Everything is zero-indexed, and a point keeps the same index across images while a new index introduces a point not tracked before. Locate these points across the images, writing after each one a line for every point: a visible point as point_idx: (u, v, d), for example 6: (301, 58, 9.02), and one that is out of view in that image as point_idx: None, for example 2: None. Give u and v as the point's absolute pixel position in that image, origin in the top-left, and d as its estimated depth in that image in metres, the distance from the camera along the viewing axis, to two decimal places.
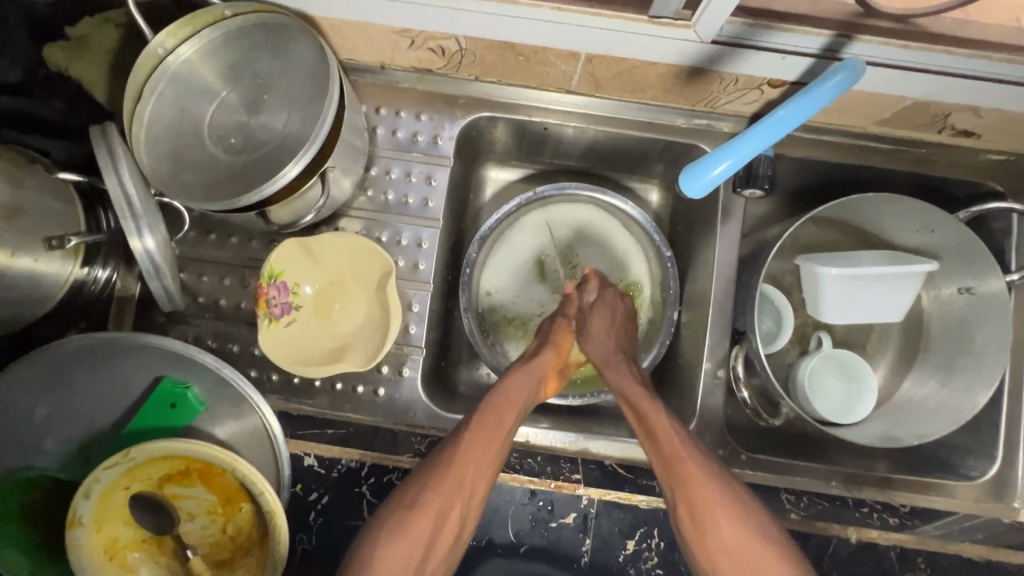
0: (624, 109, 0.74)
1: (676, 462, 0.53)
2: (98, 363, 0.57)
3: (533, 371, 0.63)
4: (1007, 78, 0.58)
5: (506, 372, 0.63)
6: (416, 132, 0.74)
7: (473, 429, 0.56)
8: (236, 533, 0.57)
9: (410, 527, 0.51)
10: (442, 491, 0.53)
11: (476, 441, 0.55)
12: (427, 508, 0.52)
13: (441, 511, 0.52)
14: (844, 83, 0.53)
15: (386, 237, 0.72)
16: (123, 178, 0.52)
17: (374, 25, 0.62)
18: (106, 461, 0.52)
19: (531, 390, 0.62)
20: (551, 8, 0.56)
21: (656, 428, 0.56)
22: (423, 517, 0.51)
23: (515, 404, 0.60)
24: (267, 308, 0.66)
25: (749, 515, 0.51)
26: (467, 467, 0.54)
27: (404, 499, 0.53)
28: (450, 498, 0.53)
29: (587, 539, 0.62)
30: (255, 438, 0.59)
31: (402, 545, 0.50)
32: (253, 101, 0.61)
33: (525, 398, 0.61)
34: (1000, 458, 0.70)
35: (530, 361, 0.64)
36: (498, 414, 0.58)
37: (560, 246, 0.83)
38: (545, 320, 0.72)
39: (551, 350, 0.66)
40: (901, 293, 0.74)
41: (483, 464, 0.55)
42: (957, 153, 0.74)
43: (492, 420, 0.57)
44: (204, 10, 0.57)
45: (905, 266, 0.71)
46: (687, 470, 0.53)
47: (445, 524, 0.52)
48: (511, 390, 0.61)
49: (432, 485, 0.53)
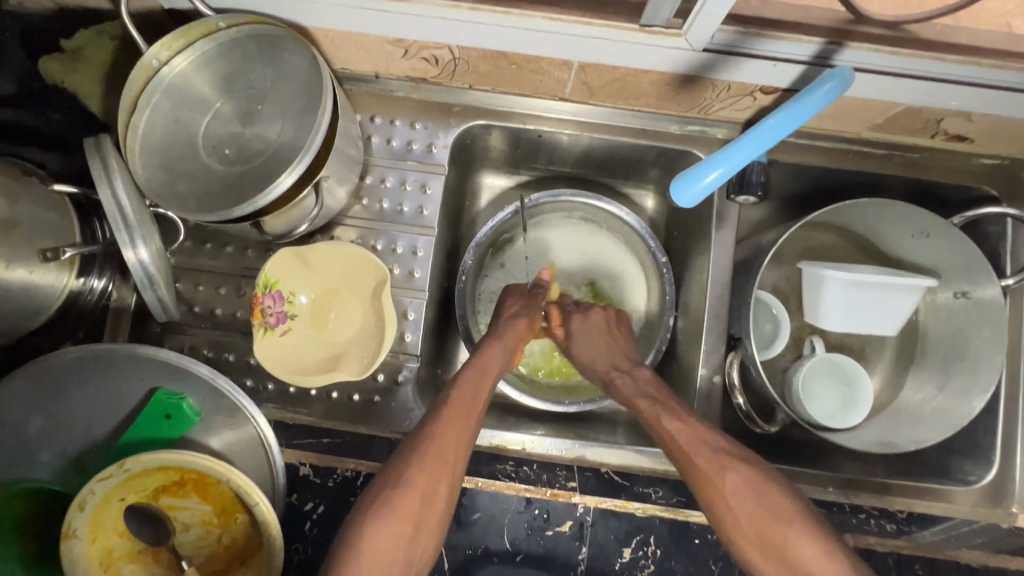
0: (617, 116, 0.74)
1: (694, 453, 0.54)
2: (93, 374, 0.57)
3: (506, 345, 0.67)
4: (999, 84, 0.58)
5: (479, 348, 0.66)
6: (410, 140, 0.74)
7: (449, 404, 0.58)
8: (230, 543, 0.57)
9: (396, 506, 0.51)
10: (426, 465, 0.53)
11: (452, 413, 0.57)
12: (411, 486, 0.52)
13: (426, 485, 0.52)
14: (834, 91, 0.53)
15: (382, 245, 0.72)
16: (117, 190, 0.52)
17: (368, 35, 0.62)
18: (101, 473, 0.53)
19: (500, 359, 0.65)
20: (544, 17, 0.56)
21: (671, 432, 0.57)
22: (409, 494, 0.51)
23: (486, 373, 0.63)
24: (263, 318, 0.65)
25: (763, 493, 0.51)
26: (448, 441, 0.55)
27: (387, 481, 0.53)
28: (433, 471, 0.53)
29: (584, 547, 0.62)
30: (250, 448, 0.58)
31: (389, 524, 0.50)
32: (248, 112, 0.61)
33: (494, 367, 0.64)
34: (997, 462, 0.70)
35: (499, 335, 0.68)
36: (472, 385, 0.61)
37: (559, 253, 0.83)
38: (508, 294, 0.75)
39: (523, 321, 0.70)
40: (903, 306, 0.73)
41: (461, 430, 0.56)
42: (952, 157, 0.74)
43: (467, 393, 0.59)
44: (198, 23, 0.57)
45: (907, 278, 0.70)
46: (705, 460, 0.54)
47: (433, 497, 0.52)
48: (484, 361, 0.64)
49: (415, 461, 0.53)
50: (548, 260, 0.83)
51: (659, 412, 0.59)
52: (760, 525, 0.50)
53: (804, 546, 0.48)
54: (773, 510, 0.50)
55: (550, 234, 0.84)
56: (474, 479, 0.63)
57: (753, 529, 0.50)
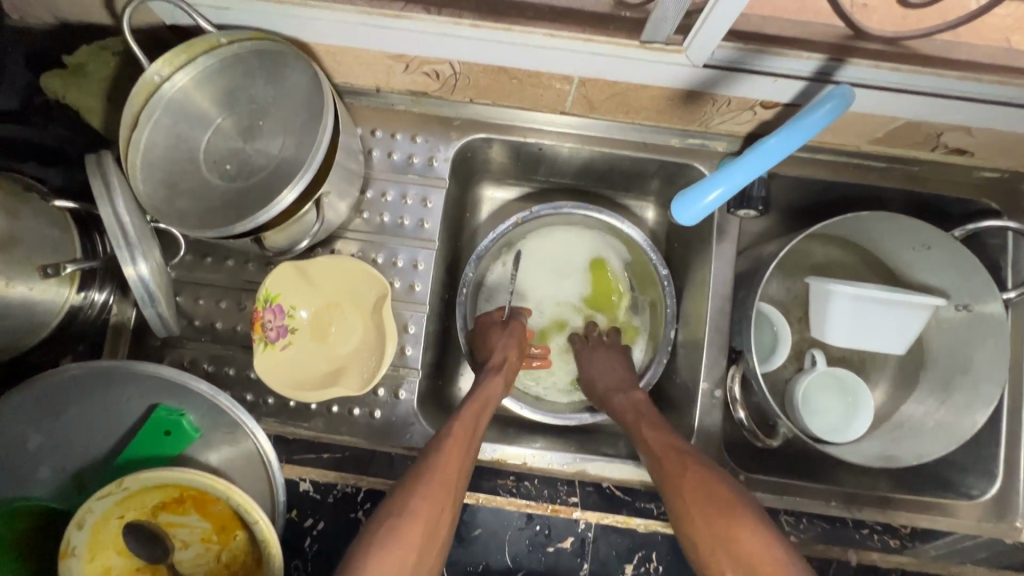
0: (618, 129, 0.74)
1: (669, 453, 0.59)
2: (93, 391, 0.57)
3: (505, 378, 0.68)
4: (998, 99, 0.58)
5: (478, 384, 0.67)
6: (411, 154, 0.74)
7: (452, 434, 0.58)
8: (230, 561, 0.56)
9: (402, 534, 0.51)
10: (430, 493, 0.53)
11: (454, 443, 0.58)
12: (418, 513, 0.52)
13: (431, 514, 0.52)
14: (833, 111, 0.53)
15: (382, 258, 0.72)
16: (118, 207, 0.52)
17: (369, 50, 0.63)
18: (99, 491, 0.52)
19: (498, 392, 0.66)
20: (544, 34, 0.56)
21: (650, 437, 0.62)
22: (414, 522, 0.52)
23: (484, 405, 0.64)
24: (262, 332, 0.65)
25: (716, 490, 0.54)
26: (452, 469, 0.56)
27: (391, 510, 0.53)
28: (436, 499, 0.53)
29: (585, 563, 0.62)
30: (249, 464, 0.58)
31: (396, 551, 0.50)
32: (249, 127, 0.61)
33: (491, 399, 0.65)
34: (1001, 476, 0.70)
35: (495, 365, 0.68)
36: (472, 417, 0.61)
37: (556, 258, 0.83)
38: (486, 326, 0.74)
39: (516, 346, 0.72)
40: (909, 326, 0.72)
41: (462, 458, 0.57)
42: (953, 170, 0.74)
43: (469, 423, 0.60)
44: (200, 39, 0.57)
45: (916, 295, 0.69)
46: (667, 456, 0.59)
47: (437, 522, 0.53)
48: (484, 395, 0.65)
49: (420, 490, 0.54)
50: (545, 267, 0.83)
51: (639, 419, 0.64)
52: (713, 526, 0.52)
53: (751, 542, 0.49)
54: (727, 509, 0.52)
55: (548, 240, 0.83)
56: (475, 495, 0.63)
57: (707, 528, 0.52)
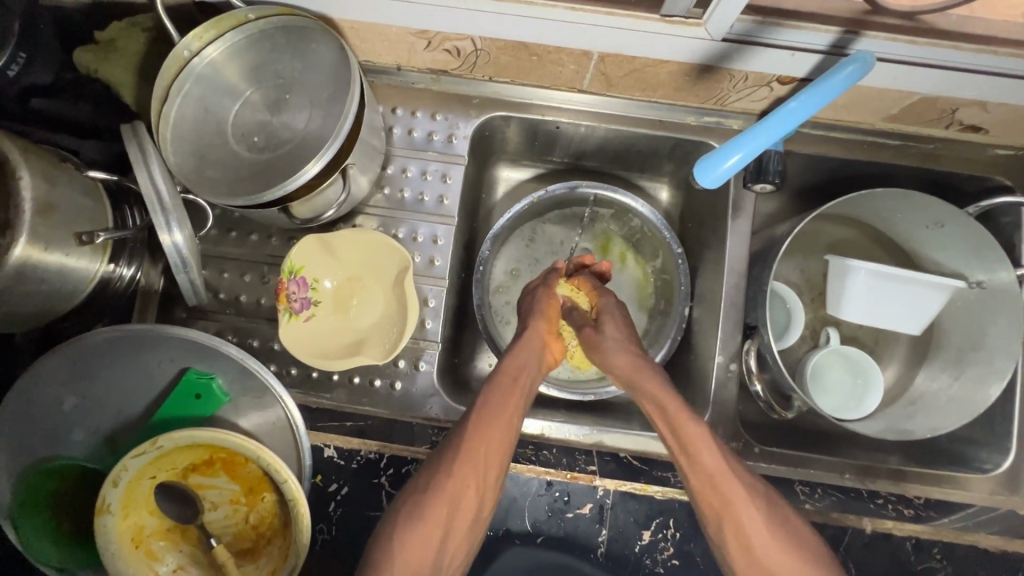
0: (634, 107, 0.75)
1: (718, 480, 0.53)
2: (126, 355, 0.58)
3: (530, 346, 0.65)
4: (1014, 72, 0.59)
5: (508, 351, 0.65)
6: (431, 131, 0.75)
7: (480, 411, 0.58)
8: (258, 523, 0.58)
9: (426, 516, 0.53)
10: (456, 473, 0.55)
11: (481, 423, 0.57)
12: (441, 494, 0.54)
13: (456, 494, 0.54)
14: (852, 77, 0.54)
15: (403, 234, 0.73)
16: (154, 173, 0.54)
17: (392, 27, 0.64)
18: (135, 449, 0.54)
19: (533, 363, 0.63)
20: (566, 8, 0.57)
21: (688, 451, 0.54)
22: (438, 497, 0.54)
23: (519, 379, 0.61)
24: (287, 303, 0.67)
25: (772, 517, 0.52)
26: (477, 450, 0.56)
27: (419, 486, 0.55)
28: (462, 475, 0.54)
29: (604, 529, 0.63)
30: (277, 429, 0.60)
31: (420, 534, 0.52)
32: (275, 101, 0.63)
33: (524, 375, 0.62)
34: (1014, 450, 0.71)
35: (526, 335, 0.66)
36: (501, 392, 0.59)
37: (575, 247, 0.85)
38: (525, 295, 0.74)
39: (542, 321, 0.68)
40: (929, 305, 0.73)
41: (492, 440, 0.56)
42: (965, 148, 0.75)
43: (494, 400, 0.59)
44: (228, 14, 0.59)
45: (931, 275, 0.70)
46: (716, 488, 0.53)
47: (461, 502, 0.54)
48: (516, 364, 0.62)
49: (445, 470, 0.55)
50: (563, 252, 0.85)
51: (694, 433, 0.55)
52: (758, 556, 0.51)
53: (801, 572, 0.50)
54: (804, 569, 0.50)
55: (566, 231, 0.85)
56: None
57: (745, 555, 0.51)
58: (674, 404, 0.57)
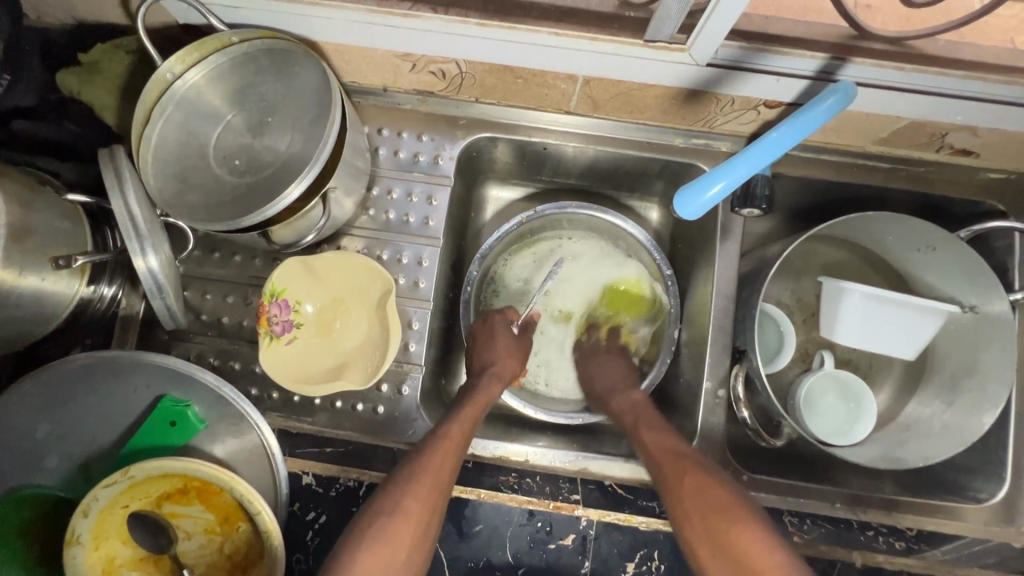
0: (621, 129, 0.75)
1: (659, 454, 0.60)
2: (102, 381, 0.58)
3: (499, 382, 0.69)
4: (1003, 98, 0.58)
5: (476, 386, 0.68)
6: (417, 152, 0.75)
7: (450, 433, 0.59)
8: (233, 552, 0.56)
9: (391, 535, 0.51)
10: (423, 493, 0.54)
11: (449, 445, 0.58)
12: (410, 514, 0.53)
13: (421, 514, 0.53)
14: (835, 105, 0.54)
15: (387, 255, 0.73)
16: (129, 199, 0.53)
17: (376, 50, 0.64)
18: (105, 479, 0.53)
19: (492, 397, 0.67)
20: (548, 33, 0.57)
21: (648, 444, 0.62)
22: (404, 521, 0.52)
23: (478, 409, 0.64)
24: (268, 327, 0.66)
25: (698, 479, 0.55)
26: (443, 468, 0.56)
27: (383, 508, 0.53)
28: (428, 499, 0.54)
29: (587, 561, 0.61)
30: (254, 457, 0.59)
31: (380, 551, 0.50)
32: (259, 123, 0.63)
33: (479, 406, 0.65)
34: (1010, 480, 0.69)
35: (490, 373, 0.69)
36: (465, 419, 0.62)
37: (566, 282, 0.82)
38: (501, 328, 0.74)
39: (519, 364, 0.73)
40: (922, 331, 0.72)
41: (454, 463, 0.57)
42: (958, 171, 0.74)
43: (466, 423, 0.62)
44: (212, 36, 0.58)
45: (928, 300, 0.69)
46: (655, 454, 0.60)
47: (423, 521, 0.53)
48: (482, 398, 0.66)
49: (412, 491, 0.54)
50: (558, 286, 0.82)
51: (642, 425, 0.65)
52: (717, 536, 0.50)
53: (741, 536, 0.49)
54: (725, 511, 0.51)
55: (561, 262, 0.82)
56: (477, 490, 0.63)
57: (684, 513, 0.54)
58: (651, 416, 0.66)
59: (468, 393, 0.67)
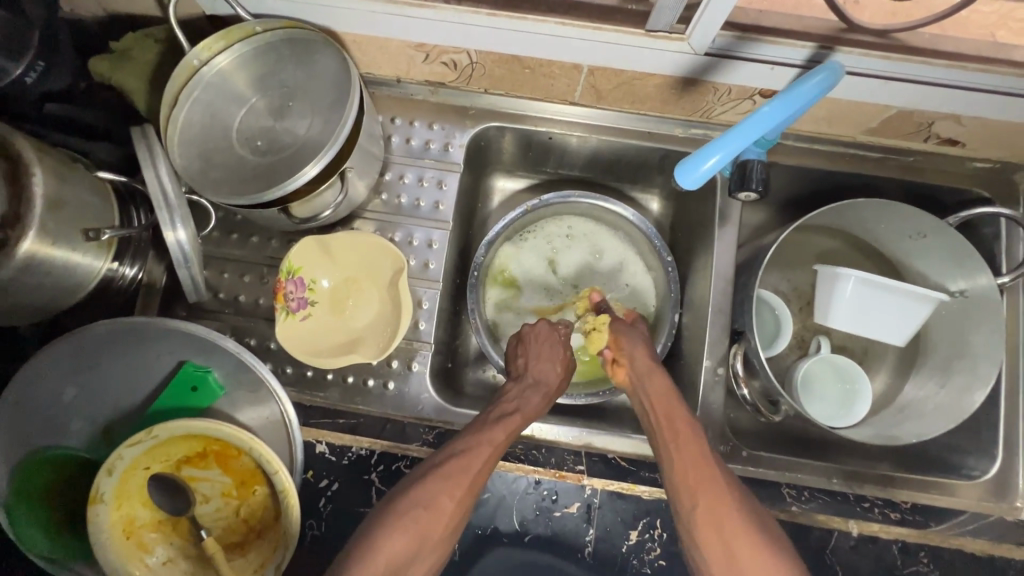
0: (624, 119, 0.78)
1: (680, 430, 0.56)
2: (126, 350, 0.60)
3: (544, 388, 0.67)
4: (986, 87, 0.61)
5: (518, 389, 0.66)
6: (428, 140, 0.78)
7: (491, 435, 0.59)
8: (248, 516, 0.58)
9: (419, 527, 0.52)
10: (457, 491, 0.54)
11: (489, 447, 0.58)
12: (441, 511, 0.53)
13: (451, 511, 0.53)
14: (821, 85, 0.57)
15: (399, 237, 0.76)
16: (160, 172, 0.56)
17: (392, 40, 0.67)
18: (130, 438, 0.55)
19: (536, 403, 0.65)
20: (555, 23, 0.60)
21: (672, 448, 0.55)
22: (436, 515, 0.53)
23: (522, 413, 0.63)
24: (284, 302, 0.69)
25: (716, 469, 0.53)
26: (481, 469, 0.56)
27: (418, 497, 0.53)
28: (461, 498, 0.54)
29: (591, 529, 0.63)
30: (271, 424, 0.61)
31: (406, 539, 0.51)
32: (280, 107, 0.66)
33: (524, 411, 0.63)
34: (1000, 457, 0.72)
35: (539, 380, 0.67)
36: (506, 423, 0.61)
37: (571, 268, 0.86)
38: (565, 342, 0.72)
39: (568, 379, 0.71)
40: (911, 318, 0.74)
41: (489, 465, 0.57)
42: (945, 161, 0.77)
43: (509, 426, 0.61)
44: (238, 27, 0.62)
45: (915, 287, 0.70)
46: (673, 429, 0.56)
47: (451, 518, 0.53)
48: (527, 403, 0.65)
49: (449, 489, 0.54)
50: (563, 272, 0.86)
51: (668, 398, 0.59)
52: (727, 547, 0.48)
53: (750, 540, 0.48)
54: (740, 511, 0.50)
55: (563, 252, 0.86)
56: None
57: (693, 484, 0.52)
58: (681, 417, 0.57)
59: (508, 395, 0.65)
